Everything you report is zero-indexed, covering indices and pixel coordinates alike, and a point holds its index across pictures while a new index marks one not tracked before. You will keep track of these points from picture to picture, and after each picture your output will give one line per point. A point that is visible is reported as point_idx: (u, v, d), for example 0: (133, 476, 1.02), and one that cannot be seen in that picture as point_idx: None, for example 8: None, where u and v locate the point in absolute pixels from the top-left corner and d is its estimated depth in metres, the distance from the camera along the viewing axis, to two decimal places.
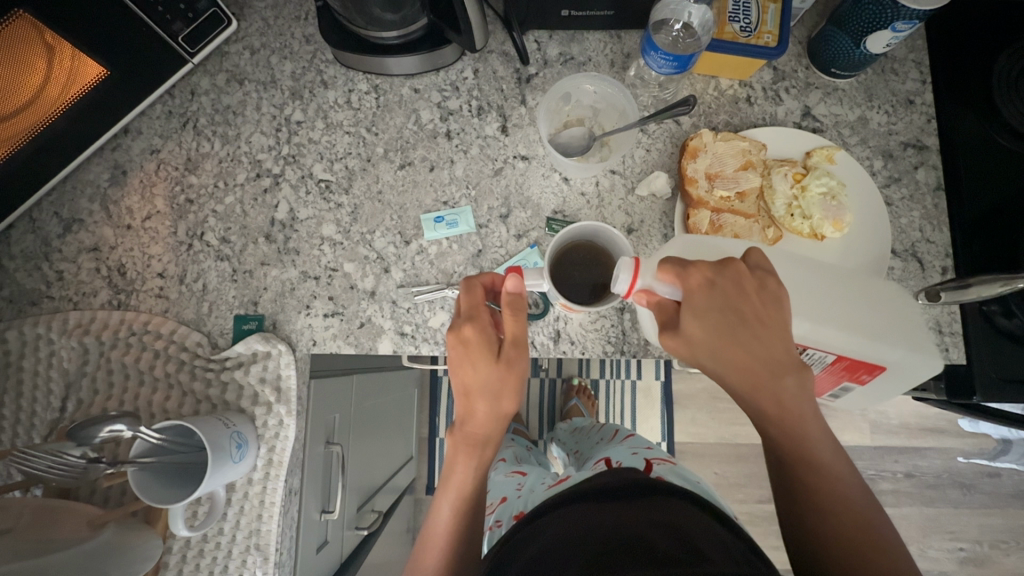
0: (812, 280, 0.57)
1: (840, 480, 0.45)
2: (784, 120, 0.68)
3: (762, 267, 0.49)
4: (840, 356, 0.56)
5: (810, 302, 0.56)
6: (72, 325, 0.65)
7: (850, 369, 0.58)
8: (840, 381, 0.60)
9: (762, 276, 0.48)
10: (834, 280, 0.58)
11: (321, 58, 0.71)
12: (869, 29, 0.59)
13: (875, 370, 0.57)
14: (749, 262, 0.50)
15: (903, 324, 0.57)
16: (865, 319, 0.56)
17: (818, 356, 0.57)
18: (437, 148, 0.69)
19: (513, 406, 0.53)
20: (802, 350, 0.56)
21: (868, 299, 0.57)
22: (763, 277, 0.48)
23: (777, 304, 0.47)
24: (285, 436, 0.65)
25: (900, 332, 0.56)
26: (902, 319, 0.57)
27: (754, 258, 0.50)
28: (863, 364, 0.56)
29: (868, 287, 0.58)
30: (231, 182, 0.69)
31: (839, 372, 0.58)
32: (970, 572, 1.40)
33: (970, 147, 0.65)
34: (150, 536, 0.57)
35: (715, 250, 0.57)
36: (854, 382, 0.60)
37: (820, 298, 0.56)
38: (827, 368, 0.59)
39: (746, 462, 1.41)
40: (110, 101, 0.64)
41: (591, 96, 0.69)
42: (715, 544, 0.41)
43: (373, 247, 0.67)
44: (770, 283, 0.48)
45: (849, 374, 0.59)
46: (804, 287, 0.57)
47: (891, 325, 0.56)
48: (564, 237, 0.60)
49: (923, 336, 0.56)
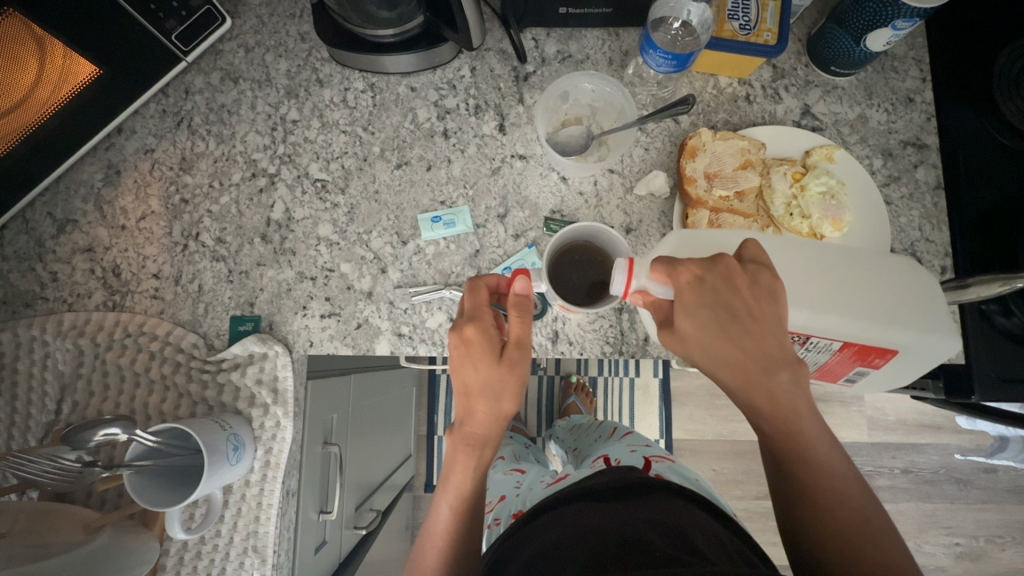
0: (812, 268, 0.56)
1: (838, 477, 0.44)
2: (783, 119, 0.68)
3: (755, 260, 0.48)
4: (847, 343, 0.54)
5: (809, 291, 0.55)
6: (66, 326, 0.64)
7: (861, 354, 0.55)
8: (851, 369, 0.57)
9: (755, 269, 0.47)
10: (834, 268, 0.57)
11: (317, 56, 0.70)
12: (869, 26, 0.58)
13: (886, 354, 0.55)
14: (743, 255, 0.48)
15: (915, 307, 0.55)
16: (872, 305, 0.55)
17: (824, 344, 0.54)
18: (434, 147, 0.69)
19: (513, 407, 0.53)
20: (807, 339, 0.54)
21: (873, 286, 0.56)
22: (755, 270, 0.47)
23: (770, 297, 0.46)
24: (282, 437, 0.65)
25: (910, 316, 0.55)
26: (913, 302, 0.56)
27: (748, 251, 0.48)
28: (873, 349, 0.54)
29: (871, 275, 0.57)
30: (226, 182, 0.69)
31: (851, 358, 0.55)
32: (966, 567, 1.41)
33: (971, 146, 0.65)
34: (148, 539, 0.57)
35: (711, 245, 0.56)
36: (867, 368, 0.56)
37: (822, 284, 0.55)
38: (838, 355, 0.55)
39: (743, 458, 1.41)
40: (103, 101, 0.64)
41: (589, 95, 0.68)
42: (713, 541, 0.41)
43: (369, 247, 0.67)
44: (762, 276, 0.46)
45: (862, 359, 0.55)
46: (805, 275, 0.56)
47: (901, 308, 0.55)
48: (564, 236, 0.60)
49: (936, 317, 0.55)
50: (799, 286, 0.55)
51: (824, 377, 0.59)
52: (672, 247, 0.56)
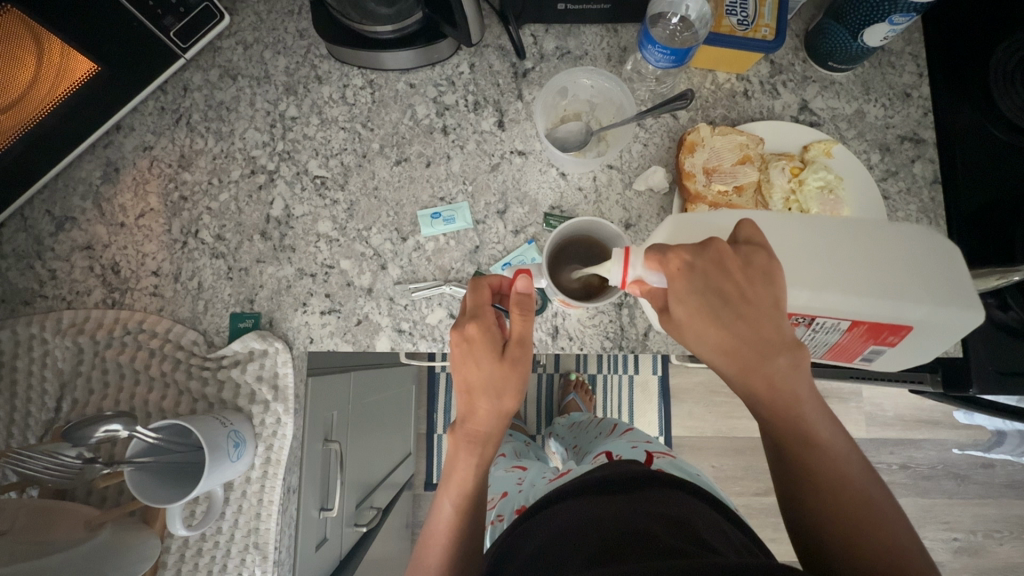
0: (815, 245, 0.56)
1: (841, 460, 0.45)
2: (781, 114, 0.68)
3: (749, 241, 0.47)
4: (857, 321, 0.53)
5: (812, 270, 0.54)
6: (65, 324, 0.64)
7: (874, 332, 0.54)
8: (866, 347, 0.56)
9: (748, 250, 0.46)
10: (841, 243, 0.56)
11: (316, 53, 0.70)
12: (866, 23, 0.58)
13: (900, 331, 0.54)
14: (738, 237, 0.48)
15: (926, 279, 0.55)
16: (878, 282, 0.54)
17: (831, 324, 0.54)
18: (433, 144, 0.69)
19: (514, 404, 0.53)
20: (812, 320, 0.53)
21: (881, 261, 0.55)
22: (747, 252, 0.46)
23: (764, 280, 0.45)
24: (283, 434, 0.65)
25: (922, 289, 0.54)
26: (924, 276, 0.55)
27: (742, 231, 0.48)
28: (885, 326, 0.54)
29: (882, 250, 0.56)
30: (225, 178, 0.69)
31: (863, 335, 0.55)
32: (964, 562, 1.42)
33: (967, 141, 0.66)
34: (148, 536, 0.57)
35: (708, 227, 0.56)
36: (882, 346, 0.56)
37: (827, 263, 0.55)
38: (849, 333, 0.55)
39: (742, 455, 1.42)
40: (102, 97, 0.64)
41: (588, 90, 0.68)
42: (716, 533, 0.42)
43: (369, 244, 0.67)
44: (755, 258, 0.46)
45: (875, 338, 0.55)
46: (812, 254, 0.55)
47: (913, 281, 0.54)
48: (564, 232, 0.61)
49: (949, 289, 0.55)
50: (801, 266, 0.54)
51: (839, 359, 0.59)
52: (669, 231, 0.56)
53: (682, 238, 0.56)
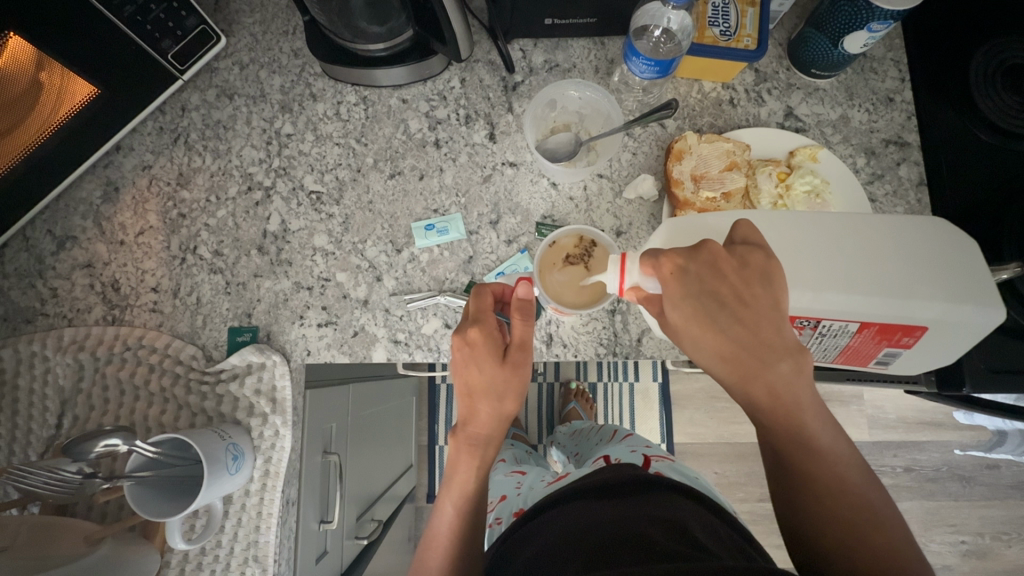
0: (817, 246, 0.57)
1: (842, 465, 0.45)
2: (767, 121, 0.70)
3: (745, 242, 0.48)
4: (866, 322, 0.54)
5: (814, 272, 0.56)
6: (66, 341, 0.65)
7: (885, 332, 0.55)
8: (880, 349, 0.57)
9: (744, 251, 0.47)
10: (844, 243, 0.57)
11: (310, 71, 0.72)
12: (846, 30, 0.60)
13: (914, 331, 0.55)
14: (734, 238, 0.49)
15: (938, 277, 0.55)
16: (882, 280, 0.55)
17: (838, 326, 0.55)
18: (425, 157, 0.70)
19: (515, 407, 0.53)
20: (817, 323, 0.54)
21: (889, 260, 0.56)
22: (743, 253, 0.47)
23: (760, 281, 0.46)
24: (281, 446, 0.65)
25: (935, 287, 0.55)
26: (937, 274, 0.55)
27: (738, 232, 0.49)
28: (898, 327, 0.54)
29: (883, 246, 0.57)
30: (223, 196, 0.70)
31: (874, 337, 0.55)
32: (971, 565, 1.41)
33: (950, 144, 0.66)
34: (146, 552, 0.58)
35: (706, 229, 0.57)
36: (896, 349, 0.57)
37: (829, 263, 0.56)
38: (859, 336, 0.55)
39: (745, 460, 1.41)
40: (102, 120, 0.65)
41: (577, 102, 0.70)
42: (710, 532, 0.42)
43: (365, 256, 0.68)
44: (752, 259, 0.46)
45: (888, 339, 0.56)
46: (812, 252, 0.56)
47: (923, 280, 0.55)
48: (585, 230, 0.63)
49: (967, 287, 0.55)
50: (805, 268, 0.56)
51: (852, 362, 0.59)
52: (664, 237, 0.58)
53: (683, 241, 0.57)
